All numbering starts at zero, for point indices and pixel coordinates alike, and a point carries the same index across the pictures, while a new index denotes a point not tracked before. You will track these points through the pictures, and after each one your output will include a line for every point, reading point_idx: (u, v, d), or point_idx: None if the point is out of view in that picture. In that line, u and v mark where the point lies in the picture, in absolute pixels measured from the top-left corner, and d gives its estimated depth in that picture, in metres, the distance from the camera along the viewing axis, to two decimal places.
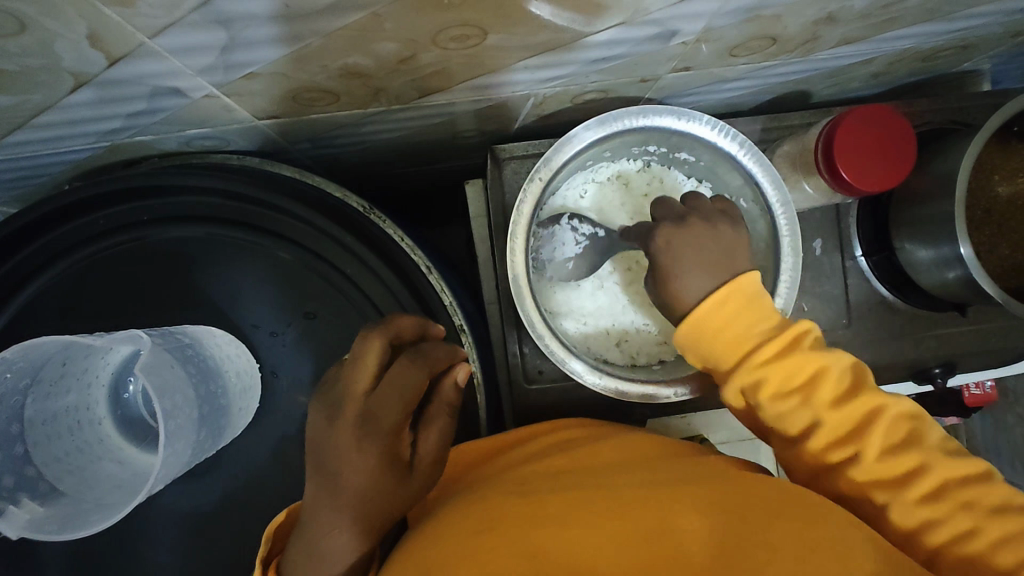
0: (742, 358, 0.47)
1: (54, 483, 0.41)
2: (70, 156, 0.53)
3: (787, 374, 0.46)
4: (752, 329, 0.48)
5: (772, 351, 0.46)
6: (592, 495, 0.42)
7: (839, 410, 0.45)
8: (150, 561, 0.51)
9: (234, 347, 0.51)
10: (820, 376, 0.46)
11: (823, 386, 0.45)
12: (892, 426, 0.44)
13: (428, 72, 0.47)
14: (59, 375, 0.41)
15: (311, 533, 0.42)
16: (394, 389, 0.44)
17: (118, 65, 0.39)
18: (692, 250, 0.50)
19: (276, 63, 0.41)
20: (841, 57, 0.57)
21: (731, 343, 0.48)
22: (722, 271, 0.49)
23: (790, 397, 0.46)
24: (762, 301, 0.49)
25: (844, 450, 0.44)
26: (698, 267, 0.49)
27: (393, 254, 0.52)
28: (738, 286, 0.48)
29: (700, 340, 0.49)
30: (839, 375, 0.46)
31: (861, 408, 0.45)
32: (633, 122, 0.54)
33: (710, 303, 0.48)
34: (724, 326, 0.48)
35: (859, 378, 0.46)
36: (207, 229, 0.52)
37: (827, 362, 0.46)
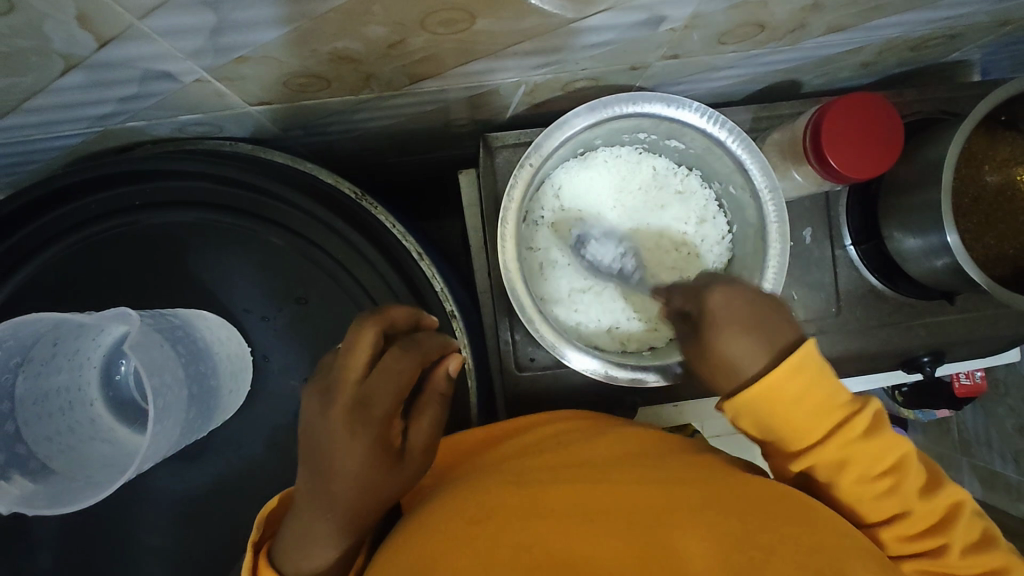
0: (826, 435, 0.43)
1: (45, 461, 0.41)
2: (62, 141, 0.53)
3: (877, 458, 0.43)
4: (830, 402, 0.43)
5: (860, 430, 0.43)
6: (587, 492, 0.43)
7: (923, 504, 0.44)
8: (143, 544, 0.52)
9: (224, 330, 0.52)
10: (905, 466, 0.44)
11: (911, 476, 0.44)
12: (968, 527, 0.44)
13: (418, 57, 0.47)
14: (49, 354, 0.41)
15: (304, 518, 0.43)
16: (389, 378, 0.44)
17: (107, 47, 0.39)
18: (741, 310, 0.46)
19: (266, 47, 0.42)
20: (830, 45, 0.57)
21: (809, 419, 0.43)
22: (778, 337, 0.45)
23: (876, 484, 0.44)
24: (828, 370, 0.44)
25: (923, 545, 0.44)
26: (751, 334, 0.45)
27: (384, 239, 0.53)
28: (809, 353, 0.43)
29: (768, 413, 0.43)
30: (921, 466, 0.45)
31: (942, 503, 0.45)
32: (622, 109, 0.55)
33: (778, 372, 0.42)
34: (805, 399, 0.43)
35: (932, 473, 0.46)
36: (197, 214, 0.52)
37: (912, 452, 0.45)
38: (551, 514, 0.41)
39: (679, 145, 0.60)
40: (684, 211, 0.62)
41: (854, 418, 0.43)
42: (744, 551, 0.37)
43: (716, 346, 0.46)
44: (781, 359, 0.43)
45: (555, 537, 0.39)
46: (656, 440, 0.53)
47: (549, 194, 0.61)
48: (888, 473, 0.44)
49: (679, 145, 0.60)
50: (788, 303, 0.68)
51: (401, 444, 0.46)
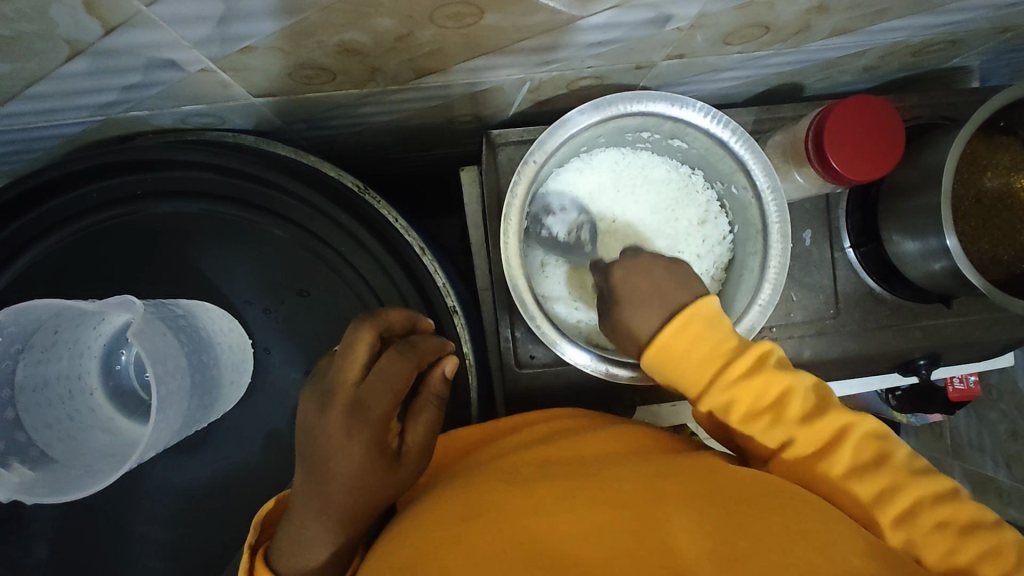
0: (714, 375, 0.47)
1: (44, 449, 0.41)
2: (65, 130, 0.53)
3: (759, 390, 0.46)
4: (715, 348, 0.47)
5: (741, 366, 0.46)
6: (578, 487, 0.43)
7: (808, 428, 0.45)
8: (139, 535, 0.51)
9: (227, 322, 0.51)
10: (785, 396, 0.46)
11: (794, 405, 0.46)
12: (860, 446, 0.44)
13: (424, 51, 0.47)
14: (50, 342, 0.41)
15: (300, 519, 0.43)
16: (385, 380, 0.45)
17: (114, 34, 0.39)
18: (643, 287, 0.50)
19: (272, 37, 0.42)
20: (833, 48, 0.58)
21: (700, 359, 0.47)
22: (673, 299, 0.49)
23: (762, 416, 0.46)
24: (723, 322, 0.48)
25: (816, 472, 0.44)
26: (648, 304, 0.49)
27: (387, 233, 0.53)
28: (703, 307, 0.48)
29: (671, 365, 0.48)
30: (805, 394, 0.46)
31: (831, 427, 0.45)
32: (627, 107, 0.55)
33: (670, 329, 0.47)
34: (693, 349, 0.47)
35: (823, 396, 0.47)
36: (200, 205, 0.52)
37: (794, 381, 0.46)
38: (542, 504, 0.41)
39: (682, 144, 0.60)
40: (685, 209, 0.63)
41: (733, 355, 0.47)
42: (735, 540, 0.37)
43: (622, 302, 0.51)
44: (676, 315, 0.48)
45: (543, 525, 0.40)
46: (652, 438, 0.53)
47: (552, 190, 0.61)
48: (770, 407, 0.46)
49: (683, 144, 0.60)
50: (787, 304, 0.69)
51: (397, 445, 0.47)
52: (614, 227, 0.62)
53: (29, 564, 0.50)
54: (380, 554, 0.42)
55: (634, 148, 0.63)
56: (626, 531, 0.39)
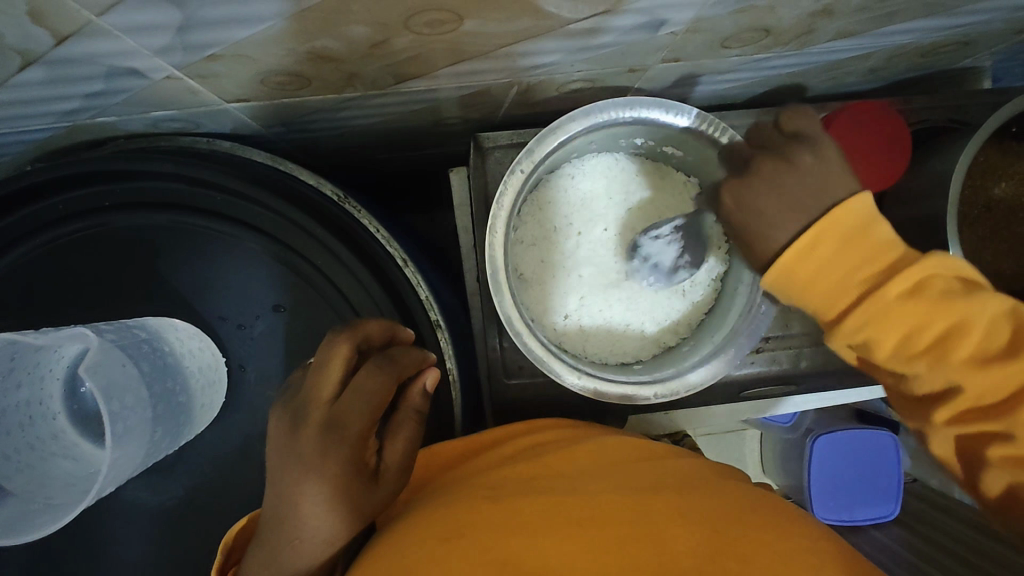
0: (851, 305, 0.42)
1: (2, 483, 0.39)
2: (31, 136, 0.51)
3: (909, 327, 0.40)
4: (856, 273, 0.42)
5: (894, 295, 0.41)
6: (561, 505, 0.41)
7: (979, 373, 0.39)
8: (114, 556, 0.50)
9: (197, 341, 0.50)
10: (960, 328, 0.39)
11: (962, 343, 0.40)
12: None
13: (403, 57, 0.45)
14: (7, 370, 0.39)
15: (272, 545, 0.41)
16: (361, 396, 0.43)
17: (67, 43, 0.36)
18: (776, 202, 0.45)
19: (238, 45, 0.39)
20: (838, 51, 0.55)
21: (834, 288, 0.42)
22: (803, 204, 0.44)
23: (920, 355, 0.41)
24: (869, 233, 0.42)
25: (980, 423, 0.39)
26: (789, 218, 0.44)
27: (367, 247, 0.51)
28: (830, 225, 0.42)
29: (799, 290, 0.44)
30: (988, 328, 0.39)
31: (1012, 376, 0.38)
32: (619, 114, 0.52)
33: (794, 253, 0.43)
34: (826, 272, 0.42)
35: (1018, 330, 0.39)
36: (170, 216, 0.49)
37: (970, 312, 0.39)
38: (527, 526, 0.40)
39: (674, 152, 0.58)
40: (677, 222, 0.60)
41: (883, 279, 0.41)
42: (729, 565, 0.36)
43: (749, 219, 0.47)
44: (811, 228, 0.43)
45: (529, 549, 0.38)
46: (640, 449, 0.51)
47: (542, 199, 0.59)
48: (932, 341, 0.40)
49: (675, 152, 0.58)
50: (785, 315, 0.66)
51: (375, 464, 0.45)
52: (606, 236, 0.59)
53: None
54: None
55: (627, 154, 0.60)
56: (611, 553, 0.37)
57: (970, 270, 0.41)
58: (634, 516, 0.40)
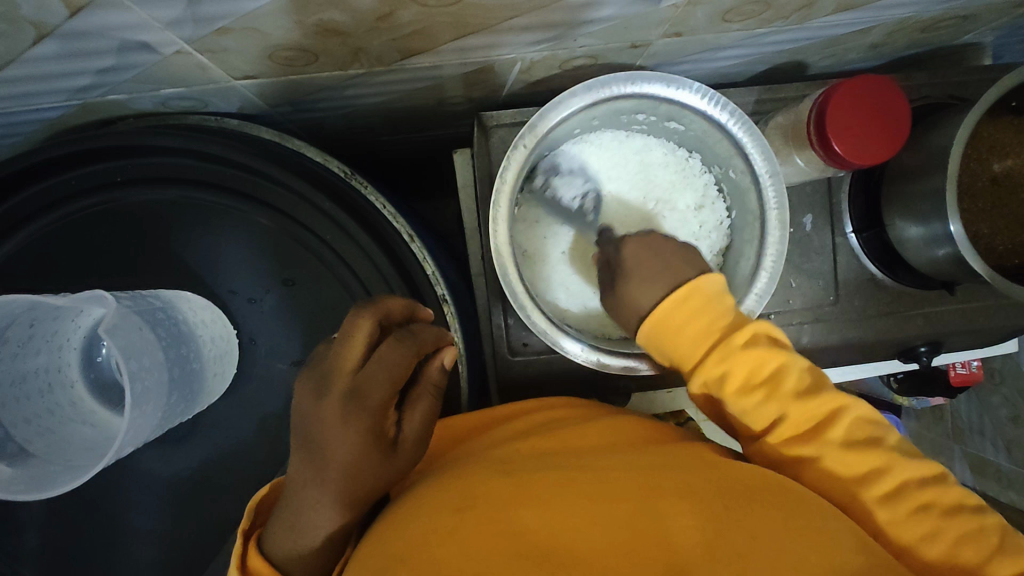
0: (709, 349, 0.46)
1: (23, 445, 0.41)
2: (42, 114, 0.52)
3: (752, 368, 0.45)
4: (713, 327, 0.47)
5: (739, 343, 0.46)
6: (576, 477, 0.41)
7: (803, 406, 0.44)
8: (131, 524, 0.51)
9: (210, 313, 0.51)
10: (779, 373, 0.45)
11: (834, 426, 0.43)
12: (853, 425, 0.43)
13: (409, 31, 0.45)
14: (26, 336, 0.41)
15: (298, 503, 0.42)
16: (384, 368, 0.43)
17: (80, 15, 0.37)
18: (649, 264, 0.50)
19: (247, 17, 0.40)
20: (839, 25, 0.55)
21: (694, 342, 0.47)
22: (676, 273, 0.49)
23: (756, 392, 0.45)
24: (724, 300, 0.48)
25: (801, 446, 0.43)
26: (657, 281, 0.49)
27: (373, 222, 0.51)
28: (700, 285, 0.48)
29: (664, 340, 0.48)
30: (800, 371, 0.45)
31: (868, 431, 0.44)
32: (621, 89, 0.53)
33: (668, 303, 0.47)
34: (689, 324, 0.47)
35: (817, 378, 0.46)
36: (180, 192, 0.50)
37: (785, 360, 0.45)
38: (539, 495, 0.40)
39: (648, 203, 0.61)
40: (653, 213, 0.61)
41: (729, 332, 0.47)
42: (736, 536, 0.36)
43: (631, 273, 0.51)
44: (677, 289, 0.48)
45: (540, 518, 0.38)
46: (650, 429, 0.51)
47: (547, 175, 0.60)
48: (763, 380, 0.45)
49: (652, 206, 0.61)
50: (786, 291, 0.67)
51: (395, 434, 0.46)
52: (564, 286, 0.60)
53: (20, 553, 0.50)
54: (370, 543, 0.41)
55: (629, 131, 0.60)
56: (625, 524, 0.37)
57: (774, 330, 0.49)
58: (648, 486, 0.40)
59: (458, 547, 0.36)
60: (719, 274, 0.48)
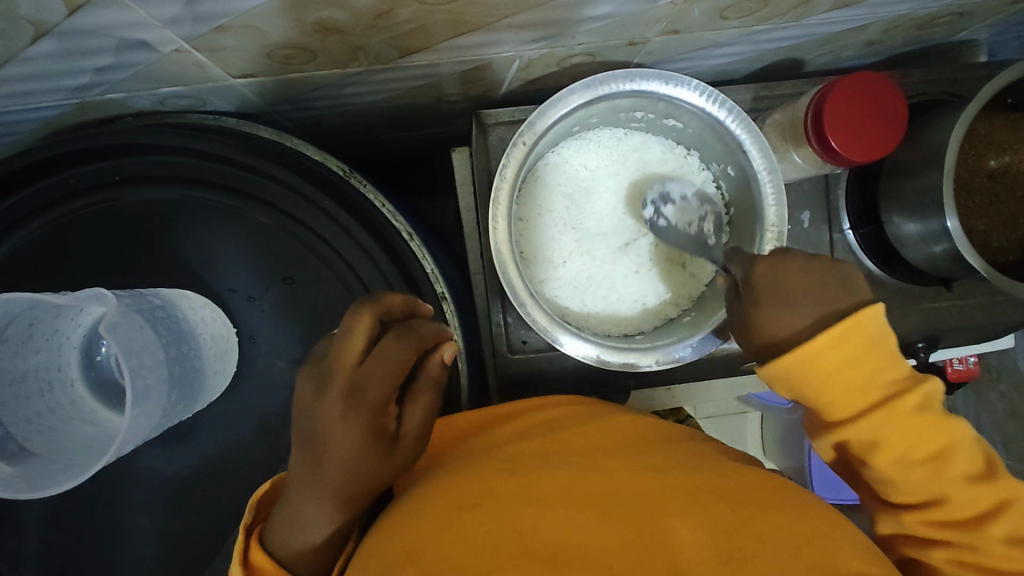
0: (866, 409, 0.43)
1: (24, 443, 0.41)
2: (40, 113, 0.52)
3: (914, 442, 0.42)
4: (870, 375, 0.42)
5: (910, 406, 0.42)
6: (579, 476, 0.41)
7: (971, 489, 0.42)
8: (131, 523, 0.51)
9: (209, 311, 0.51)
10: (949, 451, 0.42)
11: (978, 515, 0.42)
12: (1021, 521, 0.41)
13: (407, 29, 0.45)
14: (26, 336, 0.41)
15: (299, 500, 0.42)
16: (385, 364, 0.43)
17: (79, 13, 0.37)
18: (792, 286, 0.45)
19: (246, 15, 0.40)
20: (835, 22, 0.56)
21: (853, 389, 0.42)
22: (828, 301, 0.45)
23: (920, 465, 0.43)
24: (886, 343, 0.43)
25: (948, 532, 0.42)
26: (798, 306, 0.44)
27: (373, 220, 0.51)
28: (853, 326, 0.42)
29: (806, 379, 0.43)
30: (969, 452, 0.43)
31: (992, 495, 0.42)
32: (619, 86, 0.53)
33: (821, 341, 0.42)
34: (842, 369, 0.42)
35: (988, 460, 0.44)
36: (179, 190, 0.50)
37: (959, 437, 0.43)
38: (541, 493, 0.40)
39: (708, 233, 0.60)
40: (691, 244, 0.59)
41: (895, 394, 0.43)
42: (736, 536, 0.36)
43: (769, 295, 0.46)
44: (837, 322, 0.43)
45: (542, 515, 0.38)
46: (651, 428, 0.51)
47: (546, 172, 0.60)
48: (930, 457, 0.42)
49: (710, 235, 0.59)
50: None
51: (395, 429, 0.46)
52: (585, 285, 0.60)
53: (21, 552, 0.50)
54: (372, 541, 0.41)
55: (627, 129, 0.61)
56: (628, 525, 0.38)
57: (945, 392, 0.45)
58: (651, 486, 0.40)
59: (462, 545, 0.37)
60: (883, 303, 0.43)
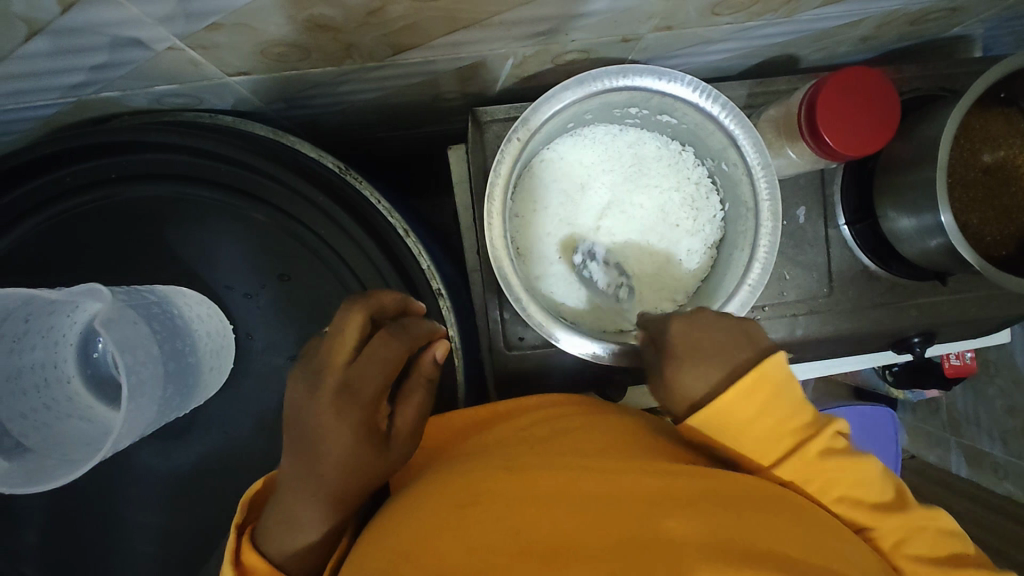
0: (783, 457, 0.43)
1: (20, 439, 0.41)
2: (37, 112, 0.52)
3: (826, 483, 0.43)
4: (784, 422, 0.43)
5: (818, 451, 0.43)
6: (576, 473, 0.41)
7: (885, 522, 0.43)
8: (129, 519, 0.52)
9: (205, 308, 0.51)
10: (859, 487, 0.43)
11: (918, 543, 0.43)
12: (936, 542, 0.43)
13: (400, 26, 0.46)
14: (21, 332, 0.41)
15: (291, 499, 0.42)
16: (375, 363, 0.44)
17: (72, 12, 0.38)
18: (708, 345, 0.47)
19: (239, 13, 0.40)
20: (828, 17, 0.56)
21: (763, 436, 0.43)
22: (734, 351, 0.46)
23: (834, 506, 0.43)
24: (792, 388, 0.44)
25: (884, 567, 0.42)
26: (710, 361, 0.46)
27: (368, 217, 0.52)
28: (766, 371, 0.43)
29: (725, 433, 0.44)
30: (884, 484, 0.45)
31: (908, 523, 0.43)
32: (613, 82, 0.53)
33: (732, 393, 0.43)
34: (755, 417, 0.43)
35: (897, 492, 0.45)
36: (175, 188, 0.51)
37: (862, 472, 0.44)
38: (535, 492, 0.40)
39: (623, 298, 0.60)
40: (614, 301, 0.60)
41: (804, 437, 0.43)
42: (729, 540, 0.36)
43: (680, 360, 0.47)
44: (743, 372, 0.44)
45: (536, 515, 0.38)
46: (645, 428, 0.51)
47: (542, 168, 0.60)
48: (841, 497, 0.43)
49: (625, 300, 0.60)
50: (780, 283, 0.67)
51: (387, 428, 0.46)
52: (575, 276, 0.60)
53: (20, 549, 0.51)
54: (366, 541, 0.41)
55: (622, 124, 0.61)
56: (625, 524, 0.38)
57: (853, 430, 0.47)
58: (646, 489, 0.40)
59: (461, 542, 0.37)
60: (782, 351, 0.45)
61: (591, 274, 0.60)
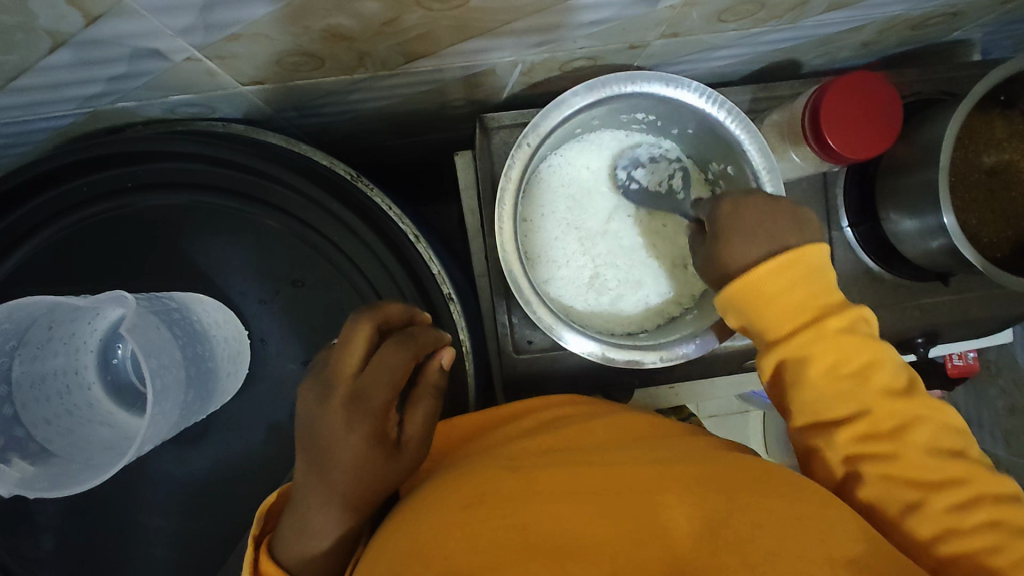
0: (798, 328, 0.46)
1: (43, 444, 0.42)
2: (53, 122, 0.53)
3: (839, 356, 0.45)
4: (810, 300, 0.46)
5: (835, 327, 0.45)
6: (579, 473, 0.42)
7: (889, 403, 0.44)
8: (144, 524, 0.52)
9: (221, 315, 0.52)
10: (873, 365, 0.44)
11: (917, 431, 0.43)
12: (938, 434, 0.44)
13: (413, 35, 0.47)
14: (45, 338, 0.42)
15: (306, 508, 0.43)
16: (385, 370, 0.44)
17: (95, 24, 0.38)
18: (752, 219, 0.49)
19: (258, 24, 0.41)
20: (830, 24, 0.57)
21: (791, 312, 0.46)
22: (781, 235, 0.48)
23: (843, 378, 0.44)
24: (823, 275, 0.47)
25: (875, 445, 0.43)
26: (754, 236, 0.48)
27: (381, 224, 0.52)
28: (805, 253, 0.47)
29: (754, 304, 0.47)
30: (896, 369, 0.45)
31: (913, 408, 0.44)
32: (621, 88, 0.54)
33: (769, 267, 0.46)
34: (784, 294, 0.46)
35: (910, 380, 0.46)
36: (189, 196, 0.51)
37: (878, 355, 0.45)
38: (546, 490, 0.40)
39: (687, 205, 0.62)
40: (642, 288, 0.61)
41: (824, 317, 0.46)
42: (737, 530, 0.36)
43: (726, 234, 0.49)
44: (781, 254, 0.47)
45: (548, 512, 0.39)
46: (649, 426, 0.51)
47: (551, 173, 0.61)
48: (852, 372, 0.45)
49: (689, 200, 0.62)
50: None
51: (398, 436, 0.46)
52: (586, 283, 0.61)
53: (35, 555, 0.51)
54: (378, 544, 0.41)
55: (627, 130, 0.62)
56: (630, 521, 0.38)
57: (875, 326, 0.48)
58: (656, 485, 0.40)
59: (468, 541, 0.37)
60: (824, 242, 0.48)
61: (598, 283, 0.61)
